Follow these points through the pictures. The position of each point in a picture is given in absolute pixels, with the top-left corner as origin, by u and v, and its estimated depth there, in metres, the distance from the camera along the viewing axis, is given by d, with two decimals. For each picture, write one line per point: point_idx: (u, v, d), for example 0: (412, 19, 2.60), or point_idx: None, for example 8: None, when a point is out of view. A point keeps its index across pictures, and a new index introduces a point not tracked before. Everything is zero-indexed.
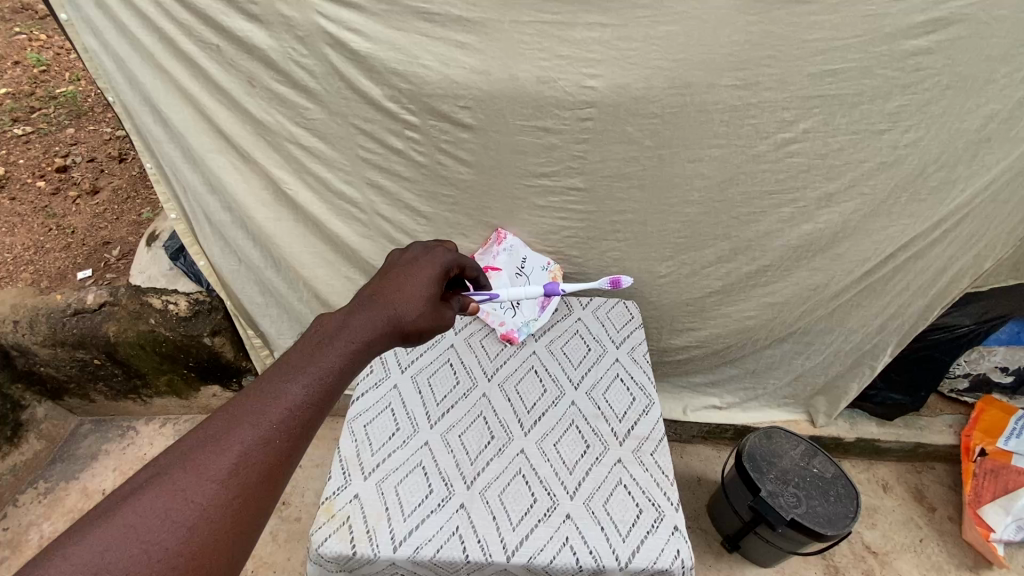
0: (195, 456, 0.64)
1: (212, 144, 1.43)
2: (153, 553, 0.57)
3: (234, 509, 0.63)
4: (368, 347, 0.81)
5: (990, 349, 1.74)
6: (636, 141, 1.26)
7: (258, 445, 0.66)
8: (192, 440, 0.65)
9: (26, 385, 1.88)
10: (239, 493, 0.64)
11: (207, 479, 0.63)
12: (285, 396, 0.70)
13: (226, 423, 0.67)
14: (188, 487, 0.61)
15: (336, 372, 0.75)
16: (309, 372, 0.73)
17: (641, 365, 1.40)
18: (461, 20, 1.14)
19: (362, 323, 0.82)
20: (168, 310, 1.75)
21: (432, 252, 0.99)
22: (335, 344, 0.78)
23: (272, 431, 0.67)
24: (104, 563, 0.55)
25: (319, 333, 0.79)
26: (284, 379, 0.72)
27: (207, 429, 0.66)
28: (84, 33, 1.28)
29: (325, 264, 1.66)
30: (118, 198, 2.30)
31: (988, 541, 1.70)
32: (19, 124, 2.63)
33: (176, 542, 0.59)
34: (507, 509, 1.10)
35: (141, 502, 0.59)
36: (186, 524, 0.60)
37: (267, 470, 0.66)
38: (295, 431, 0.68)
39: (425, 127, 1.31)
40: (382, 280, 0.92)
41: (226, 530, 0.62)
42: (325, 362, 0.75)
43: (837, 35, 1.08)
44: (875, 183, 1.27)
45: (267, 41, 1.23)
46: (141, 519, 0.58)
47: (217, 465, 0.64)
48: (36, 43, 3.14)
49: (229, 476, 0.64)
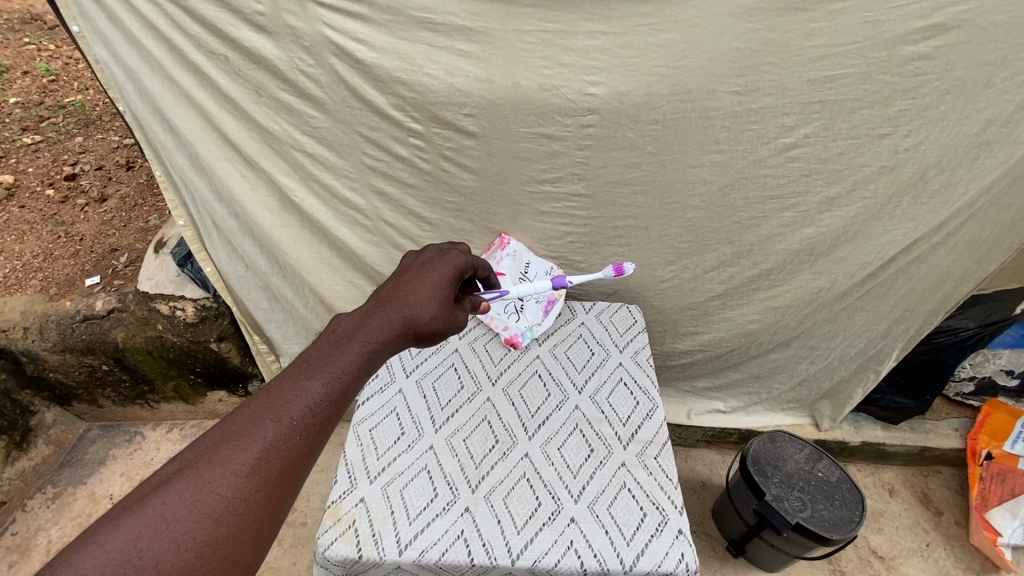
0: (220, 450, 0.65)
1: (219, 152, 1.45)
2: (183, 542, 0.59)
3: (256, 503, 0.64)
4: (384, 348, 0.82)
5: (995, 352, 1.76)
6: (639, 147, 1.28)
7: (280, 441, 0.67)
8: (218, 434, 0.67)
9: (35, 390, 1.91)
10: (262, 487, 0.65)
11: (232, 472, 0.64)
12: (305, 394, 0.71)
13: (249, 419, 0.68)
14: (214, 480, 0.63)
15: (353, 372, 0.76)
16: (328, 371, 0.75)
17: (644, 368, 1.41)
18: (466, 30, 1.15)
19: (378, 323, 0.83)
20: (176, 316, 1.77)
21: (447, 255, 1.00)
22: (353, 344, 0.79)
23: (293, 428, 0.68)
24: (135, 550, 0.56)
25: (337, 334, 0.80)
26: (305, 377, 0.73)
27: (231, 424, 0.68)
28: (94, 45, 1.30)
29: (331, 270, 1.68)
30: (126, 206, 2.33)
31: (996, 545, 1.69)
32: (28, 133, 2.67)
33: (204, 532, 0.60)
34: (512, 512, 1.11)
35: (170, 493, 0.61)
36: (211, 515, 0.61)
37: (288, 465, 0.67)
38: (315, 428, 0.69)
39: (429, 135, 1.32)
40: (396, 281, 0.93)
41: (249, 524, 0.63)
42: (343, 361, 0.76)
43: (836, 41, 1.09)
44: (876, 187, 1.27)
45: (274, 52, 1.25)
46: (170, 509, 0.60)
47: (241, 459, 0.65)
48: (46, 53, 3.19)
49: (252, 470, 0.65)
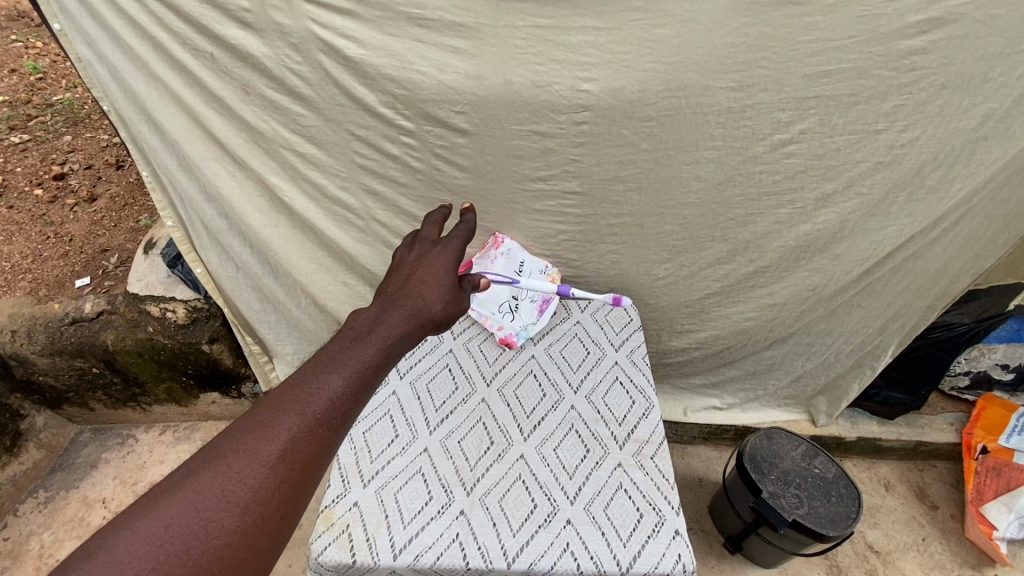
0: (247, 440, 0.63)
1: (206, 151, 1.43)
2: (211, 530, 0.58)
3: (282, 494, 0.62)
4: (402, 342, 0.79)
5: (990, 347, 1.75)
6: (633, 144, 1.26)
7: (303, 433, 0.65)
8: (244, 425, 0.65)
9: (25, 394, 1.88)
10: (287, 477, 0.63)
11: (258, 463, 0.62)
12: (327, 387, 0.69)
13: (273, 410, 0.66)
14: (241, 470, 0.61)
15: (374, 366, 0.74)
16: (350, 365, 0.72)
17: (640, 367, 1.40)
18: (455, 26, 1.13)
19: (395, 319, 0.81)
20: (166, 318, 1.75)
21: (440, 250, 1.01)
22: (372, 339, 0.76)
23: (317, 420, 0.66)
24: (166, 537, 0.56)
25: (355, 329, 0.78)
26: (326, 371, 0.70)
27: (256, 416, 0.66)
28: (77, 42, 1.28)
29: (323, 271, 1.66)
30: (116, 205, 2.30)
31: (991, 539, 1.69)
32: (16, 132, 2.63)
33: (231, 520, 0.59)
34: (508, 515, 1.10)
35: (199, 482, 0.60)
36: (239, 503, 0.60)
37: (314, 456, 0.64)
38: (340, 420, 0.67)
39: (420, 133, 1.30)
40: (406, 277, 0.91)
41: (277, 513, 0.62)
42: (363, 356, 0.74)
43: (832, 36, 1.07)
44: (873, 182, 1.26)
45: (261, 49, 1.23)
46: (199, 497, 0.59)
47: (267, 450, 0.63)
48: (33, 50, 3.14)
49: (278, 461, 0.63)
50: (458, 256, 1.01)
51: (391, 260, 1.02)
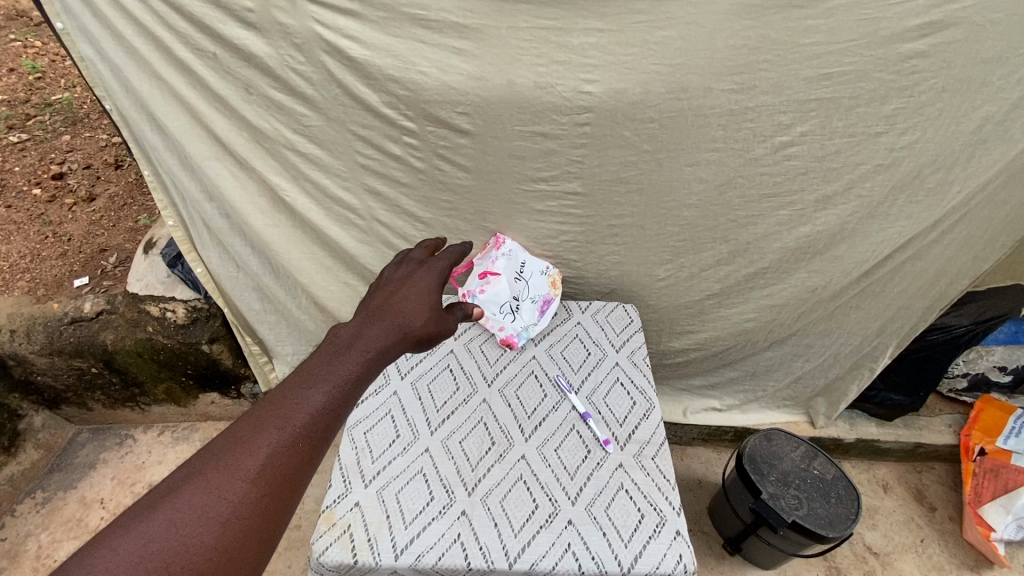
0: (226, 455, 0.63)
1: (209, 151, 1.43)
2: (191, 546, 0.58)
3: (262, 508, 0.62)
4: (383, 355, 0.79)
5: (988, 349, 1.76)
6: (635, 145, 1.26)
7: (283, 447, 0.64)
8: (224, 440, 0.65)
9: (23, 394, 1.87)
10: (268, 491, 0.63)
11: (238, 478, 0.62)
12: (307, 401, 0.68)
13: (252, 426, 0.66)
14: (221, 485, 0.61)
15: (354, 380, 0.73)
16: (330, 379, 0.72)
17: (642, 368, 1.40)
18: (458, 26, 1.14)
19: (376, 333, 0.81)
20: (166, 318, 1.75)
21: (427, 269, 1.02)
22: (352, 353, 0.76)
23: (296, 435, 0.65)
24: (145, 554, 0.56)
25: (335, 343, 0.78)
26: (306, 387, 0.70)
27: (236, 430, 0.65)
28: (79, 41, 1.27)
29: (324, 271, 1.67)
30: (115, 205, 2.30)
31: (989, 541, 1.70)
32: (14, 132, 2.63)
33: (211, 536, 0.59)
34: (509, 515, 1.10)
35: (179, 498, 0.60)
36: (220, 518, 0.60)
37: (293, 470, 0.64)
38: (319, 436, 0.66)
39: (421, 133, 1.31)
40: (388, 293, 0.92)
41: (256, 527, 0.61)
42: (344, 370, 0.73)
43: (832, 39, 1.08)
44: (873, 184, 1.27)
45: (264, 49, 1.23)
46: (180, 513, 0.59)
47: (246, 464, 0.63)
48: (31, 50, 3.13)
49: (257, 475, 0.63)
50: (441, 275, 1.02)
51: (377, 278, 1.02)
